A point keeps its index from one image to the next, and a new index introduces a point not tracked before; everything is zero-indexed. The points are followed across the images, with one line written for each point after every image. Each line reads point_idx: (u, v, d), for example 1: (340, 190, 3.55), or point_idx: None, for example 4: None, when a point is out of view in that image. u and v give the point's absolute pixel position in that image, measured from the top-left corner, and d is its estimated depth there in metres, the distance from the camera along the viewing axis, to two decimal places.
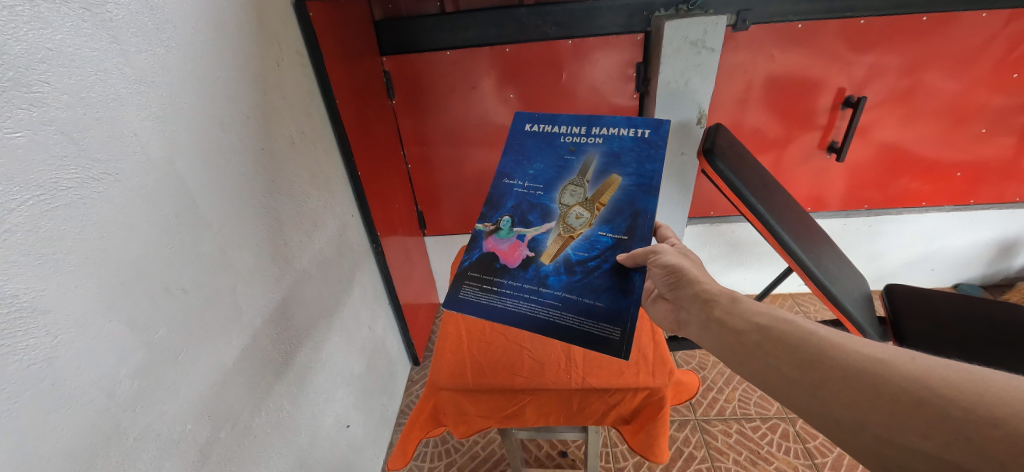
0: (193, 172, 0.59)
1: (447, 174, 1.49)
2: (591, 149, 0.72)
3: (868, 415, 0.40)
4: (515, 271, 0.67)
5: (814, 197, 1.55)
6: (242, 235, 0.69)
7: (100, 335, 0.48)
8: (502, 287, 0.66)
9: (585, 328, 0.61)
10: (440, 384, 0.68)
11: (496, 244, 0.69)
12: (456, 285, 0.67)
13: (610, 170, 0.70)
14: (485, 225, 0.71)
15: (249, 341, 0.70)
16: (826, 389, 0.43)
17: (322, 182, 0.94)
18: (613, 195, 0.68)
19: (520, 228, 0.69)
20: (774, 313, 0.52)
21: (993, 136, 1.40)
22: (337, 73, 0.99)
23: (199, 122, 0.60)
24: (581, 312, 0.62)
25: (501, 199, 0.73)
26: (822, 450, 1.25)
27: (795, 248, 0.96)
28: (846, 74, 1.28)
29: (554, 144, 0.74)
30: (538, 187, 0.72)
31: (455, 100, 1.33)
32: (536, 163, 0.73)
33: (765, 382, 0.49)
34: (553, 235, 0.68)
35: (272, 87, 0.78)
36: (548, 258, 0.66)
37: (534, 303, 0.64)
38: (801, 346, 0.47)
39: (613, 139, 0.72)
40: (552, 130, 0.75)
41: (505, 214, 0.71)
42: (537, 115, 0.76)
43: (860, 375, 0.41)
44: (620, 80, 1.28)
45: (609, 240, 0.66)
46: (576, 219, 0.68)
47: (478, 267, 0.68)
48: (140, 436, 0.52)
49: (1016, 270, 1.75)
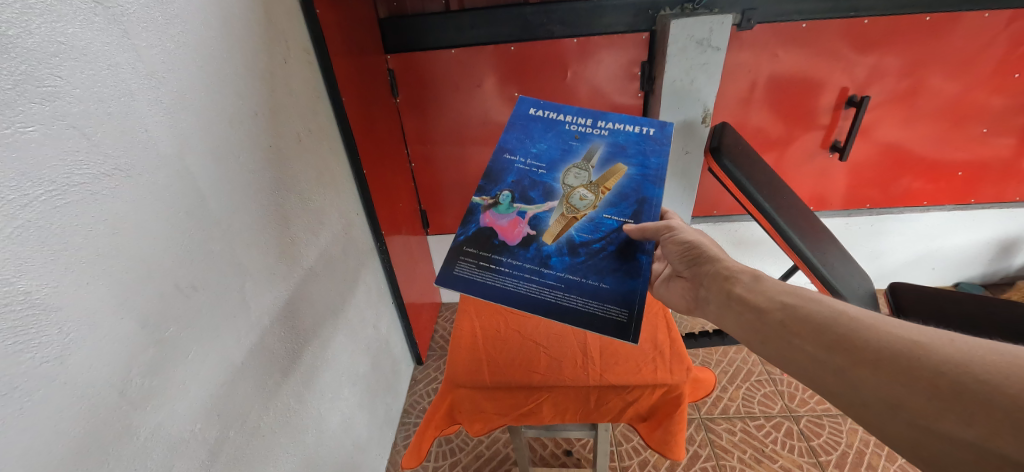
0: (202, 170, 0.59)
1: (450, 172, 1.49)
2: (597, 139, 0.72)
3: (901, 399, 0.39)
4: (515, 249, 0.64)
5: (817, 196, 1.55)
6: (250, 233, 0.68)
7: (112, 333, 0.47)
8: (500, 265, 0.64)
9: (591, 308, 0.60)
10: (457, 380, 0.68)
11: (495, 219, 0.67)
12: (451, 260, 0.65)
13: (616, 159, 0.70)
14: (483, 199, 0.69)
15: (257, 340, 0.70)
16: (855, 372, 0.42)
17: (327, 179, 0.94)
18: (619, 181, 0.69)
19: (519, 204, 0.68)
20: (800, 293, 0.52)
21: (993, 136, 1.41)
22: (342, 70, 0.98)
23: (208, 119, 0.60)
24: (586, 293, 0.61)
25: (501, 173, 0.71)
26: (825, 448, 1.26)
27: (801, 247, 0.96)
28: (849, 74, 1.28)
29: (558, 128, 0.74)
30: (540, 166, 0.71)
31: (459, 98, 1.32)
32: (539, 144, 0.73)
33: (790, 363, 0.49)
34: (556, 215, 0.66)
35: (279, 84, 0.77)
36: (550, 237, 0.65)
37: (536, 281, 0.62)
38: (830, 328, 0.46)
39: (618, 133, 0.73)
40: (558, 117, 0.75)
41: (505, 189, 0.69)
42: (543, 102, 0.77)
43: (892, 357, 0.41)
44: (624, 78, 1.28)
45: (614, 223, 0.66)
46: (580, 200, 0.68)
47: (474, 242, 0.66)
48: (152, 435, 0.51)
49: (1015, 269, 1.76)
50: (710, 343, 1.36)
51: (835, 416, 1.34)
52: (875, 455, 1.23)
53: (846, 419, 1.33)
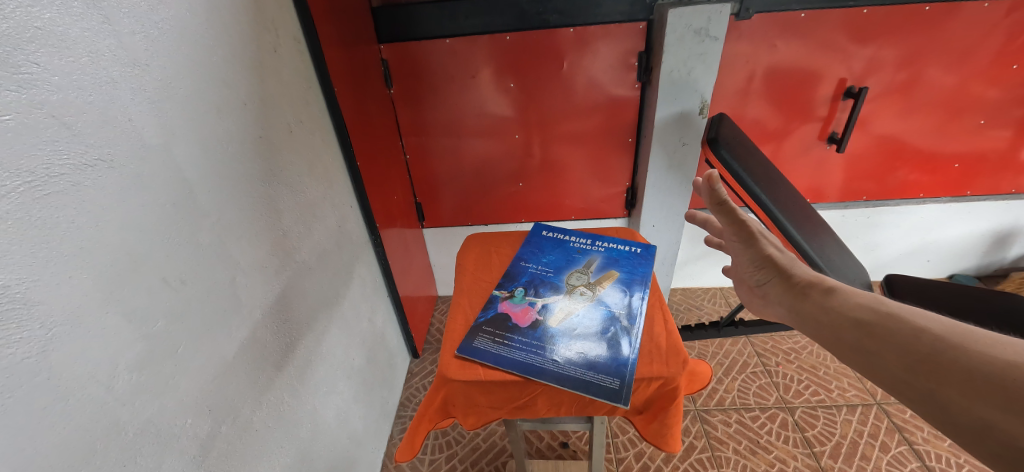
0: (189, 160, 0.57)
1: (445, 165, 1.47)
2: (594, 254, 0.74)
3: (1003, 427, 0.36)
4: (524, 330, 0.61)
5: (814, 188, 1.55)
6: (240, 226, 0.67)
7: (97, 328, 0.46)
8: (512, 340, 0.59)
9: (585, 378, 0.54)
10: (444, 377, 0.57)
11: (510, 307, 0.65)
12: (469, 336, 0.61)
13: (610, 267, 0.71)
14: (501, 291, 0.68)
15: (249, 334, 0.69)
16: (958, 400, 0.38)
17: (320, 171, 0.92)
18: (612, 283, 0.68)
19: (532, 296, 0.66)
20: (880, 306, 0.49)
21: (989, 128, 1.40)
22: (334, 60, 0.97)
23: (195, 109, 0.59)
24: (583, 362, 0.56)
25: (515, 274, 0.71)
26: (820, 439, 1.26)
27: (797, 237, 0.95)
28: (846, 65, 1.27)
29: (563, 245, 0.77)
30: (549, 270, 0.71)
31: (454, 90, 1.31)
32: (549, 255, 0.75)
33: (871, 377, 0.45)
34: (560, 306, 0.64)
35: (270, 75, 0.75)
36: (555, 321, 0.61)
37: (547, 355, 0.57)
38: (918, 344, 0.43)
39: (613, 249, 0.76)
40: (564, 237, 0.79)
41: (520, 285, 0.68)
42: (554, 226, 0.82)
43: (1006, 385, 0.37)
44: (621, 69, 1.26)
45: (609, 312, 0.63)
46: (581, 296, 0.66)
47: (493, 322, 0.62)
48: (140, 430, 0.51)
49: (1010, 260, 1.77)
50: (706, 335, 1.36)
51: (829, 406, 1.35)
52: (869, 446, 1.24)
53: (840, 409, 1.34)
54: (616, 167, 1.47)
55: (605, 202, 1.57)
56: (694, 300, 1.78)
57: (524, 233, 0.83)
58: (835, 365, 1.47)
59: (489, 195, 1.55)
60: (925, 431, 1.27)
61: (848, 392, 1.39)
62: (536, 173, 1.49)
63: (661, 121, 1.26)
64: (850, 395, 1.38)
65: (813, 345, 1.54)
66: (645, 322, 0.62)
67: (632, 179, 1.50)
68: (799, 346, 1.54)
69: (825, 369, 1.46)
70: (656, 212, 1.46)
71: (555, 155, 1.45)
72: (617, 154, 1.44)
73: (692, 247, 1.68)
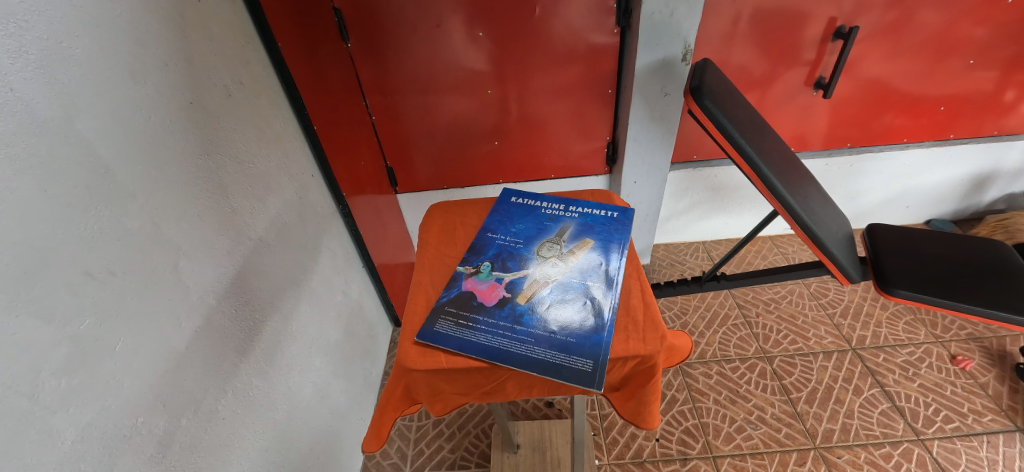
0: (101, 135, 0.50)
1: (415, 124, 1.38)
2: (568, 221, 0.70)
3: None
4: (491, 309, 0.57)
5: (798, 136, 1.51)
6: (176, 207, 0.61)
7: (7, 334, 0.40)
8: (477, 322, 0.55)
9: (556, 362, 0.51)
10: (406, 365, 0.53)
11: (475, 284, 0.60)
12: (431, 319, 0.57)
13: (584, 235, 0.67)
14: (465, 267, 0.63)
15: (202, 321, 0.64)
16: None
17: (270, 138, 0.84)
18: (586, 253, 0.64)
19: (499, 272, 0.62)
20: None
21: (977, 68, 1.36)
22: (275, 10, 0.85)
23: (101, 74, 0.50)
24: (554, 345, 0.52)
25: (481, 248, 0.66)
26: (796, 386, 1.30)
27: (781, 191, 0.92)
28: (838, 3, 1.19)
29: (534, 212, 0.72)
30: (519, 241, 0.67)
31: (419, 41, 1.20)
32: (518, 224, 0.70)
33: None
34: (531, 280, 0.60)
35: (195, 29, 0.66)
36: (524, 298, 0.58)
37: (517, 337, 0.53)
38: None
39: (588, 214, 0.71)
40: (535, 204, 0.74)
41: (486, 260, 0.64)
42: (523, 191, 0.77)
43: None
44: (599, 13, 1.16)
45: (583, 285, 0.59)
46: (553, 268, 0.62)
47: (456, 302, 0.58)
48: (80, 437, 0.46)
49: (985, 204, 1.79)
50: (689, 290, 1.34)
51: (807, 354, 1.38)
52: (843, 390, 1.29)
53: (816, 356, 1.37)
54: (595, 121, 1.41)
55: (585, 158, 1.51)
56: (677, 255, 1.78)
57: (492, 200, 0.78)
58: (812, 313, 1.50)
59: (464, 156, 1.47)
60: (896, 373, 1.31)
61: (825, 339, 1.42)
62: (513, 130, 1.42)
63: (641, 71, 1.18)
64: (827, 342, 1.41)
65: (792, 295, 1.56)
66: (622, 293, 0.59)
67: (612, 133, 1.44)
68: (779, 296, 1.56)
69: (802, 318, 1.49)
70: (637, 169, 1.42)
71: (533, 109, 1.36)
72: (596, 106, 1.37)
73: (674, 203, 1.65)
